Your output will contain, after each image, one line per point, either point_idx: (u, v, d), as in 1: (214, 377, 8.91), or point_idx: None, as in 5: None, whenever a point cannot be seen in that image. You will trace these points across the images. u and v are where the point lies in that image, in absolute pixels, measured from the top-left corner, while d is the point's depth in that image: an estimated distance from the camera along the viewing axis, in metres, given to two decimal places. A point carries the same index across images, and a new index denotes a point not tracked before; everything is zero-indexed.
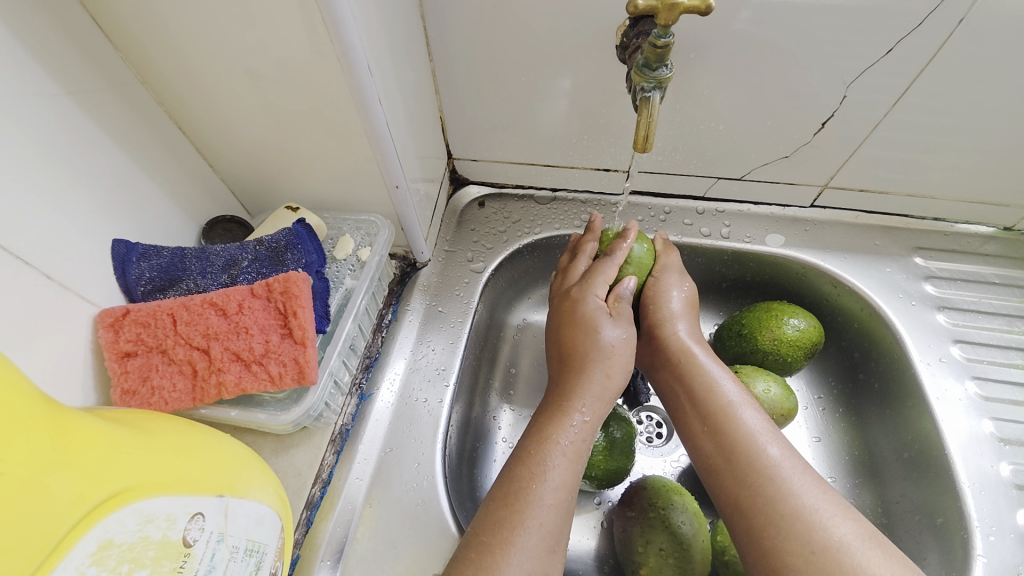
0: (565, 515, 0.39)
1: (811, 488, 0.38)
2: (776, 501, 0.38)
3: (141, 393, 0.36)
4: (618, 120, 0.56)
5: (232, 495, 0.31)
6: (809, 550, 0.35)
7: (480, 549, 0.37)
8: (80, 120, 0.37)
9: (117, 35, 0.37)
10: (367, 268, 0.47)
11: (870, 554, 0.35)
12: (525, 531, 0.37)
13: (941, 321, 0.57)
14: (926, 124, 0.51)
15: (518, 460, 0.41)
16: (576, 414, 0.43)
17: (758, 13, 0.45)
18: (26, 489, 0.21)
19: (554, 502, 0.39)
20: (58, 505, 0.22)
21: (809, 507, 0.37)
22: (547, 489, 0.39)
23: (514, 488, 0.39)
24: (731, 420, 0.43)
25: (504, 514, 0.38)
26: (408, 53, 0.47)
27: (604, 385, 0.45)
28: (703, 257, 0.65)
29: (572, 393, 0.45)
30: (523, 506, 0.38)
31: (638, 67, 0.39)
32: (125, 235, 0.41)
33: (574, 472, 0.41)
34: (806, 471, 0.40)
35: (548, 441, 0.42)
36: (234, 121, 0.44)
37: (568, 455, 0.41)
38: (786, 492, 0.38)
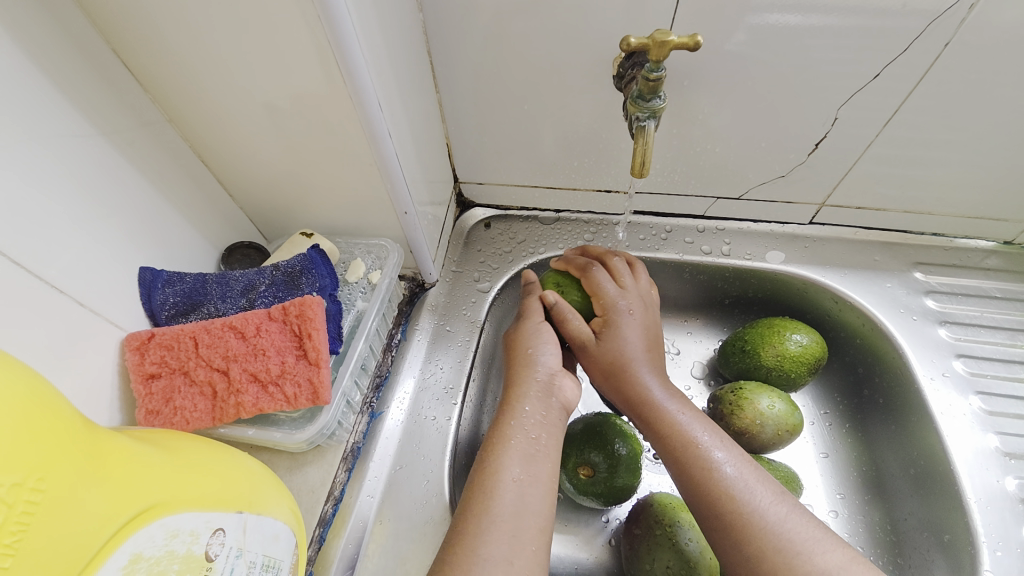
0: (531, 506, 0.40)
1: (761, 497, 0.40)
2: (730, 512, 0.40)
3: (164, 413, 0.38)
4: (618, 144, 0.58)
5: (250, 511, 0.32)
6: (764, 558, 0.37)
7: (443, 546, 0.38)
8: (112, 157, 0.39)
9: (147, 79, 0.40)
10: (378, 291, 0.49)
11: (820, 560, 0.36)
12: (485, 518, 0.38)
13: (943, 335, 0.58)
14: (918, 142, 0.53)
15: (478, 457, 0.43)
16: (526, 411, 0.45)
17: (748, 41, 0.47)
18: (67, 505, 0.23)
19: (516, 488, 0.40)
20: (94, 521, 0.23)
21: (761, 515, 0.39)
22: (505, 477, 0.40)
23: (475, 482, 0.41)
24: (682, 433, 0.44)
25: (464, 516, 0.39)
26: (416, 86, 0.50)
27: (543, 383, 0.47)
28: (705, 274, 0.66)
29: (522, 394, 0.46)
30: (485, 495, 0.39)
31: (633, 98, 0.41)
32: (151, 262, 0.43)
33: (534, 461, 0.42)
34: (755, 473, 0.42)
35: (503, 436, 0.43)
36: (253, 154, 0.46)
37: (524, 446, 0.43)
38: (738, 503, 0.40)
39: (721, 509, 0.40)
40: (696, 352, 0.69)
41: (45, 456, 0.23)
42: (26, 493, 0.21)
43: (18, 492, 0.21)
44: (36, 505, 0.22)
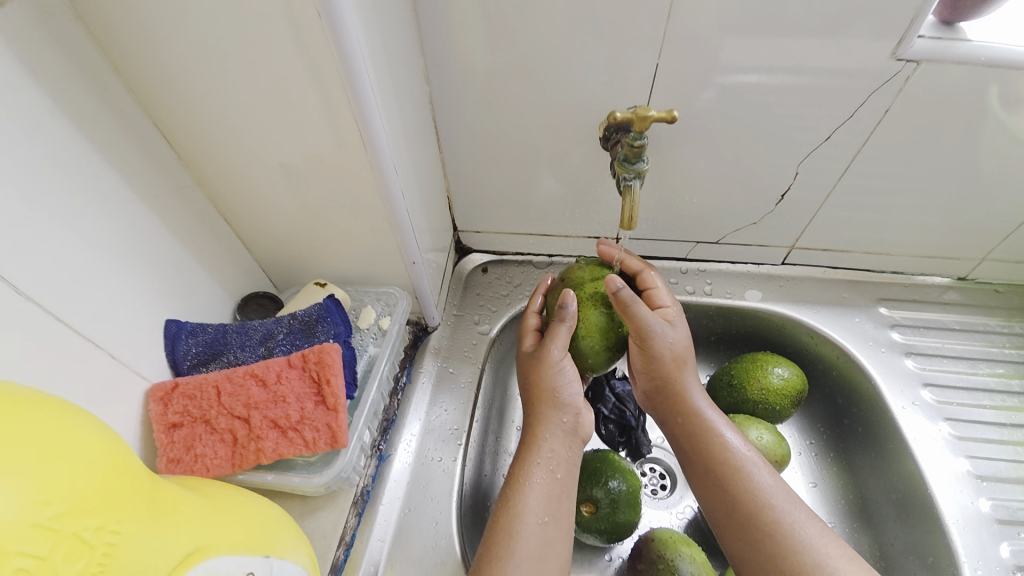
0: (548, 545, 0.43)
1: (816, 540, 0.42)
2: (783, 555, 0.42)
3: (185, 461, 0.39)
4: (605, 195, 0.64)
5: (274, 557, 0.34)
6: None
7: None
8: (148, 220, 0.43)
9: (183, 149, 0.44)
10: (388, 336, 0.51)
11: None
12: (507, 563, 0.41)
13: (910, 366, 0.63)
14: (870, 191, 0.60)
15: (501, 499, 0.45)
16: (542, 449, 0.47)
17: (716, 108, 0.54)
18: (133, 549, 0.25)
19: (534, 531, 0.43)
20: (153, 563, 0.25)
21: (814, 559, 0.41)
22: (524, 521, 0.43)
23: (499, 526, 0.44)
24: (742, 474, 0.46)
25: (494, 554, 0.42)
26: (423, 148, 0.55)
27: (564, 420, 0.48)
28: (690, 313, 0.71)
29: (539, 430, 0.48)
30: (506, 539, 0.42)
31: (620, 161, 0.46)
32: (176, 315, 0.46)
33: (550, 500, 0.45)
34: (809, 518, 0.44)
35: (522, 479, 0.46)
36: (273, 212, 0.50)
37: (540, 486, 0.45)
38: (792, 546, 0.42)
39: (769, 550, 0.42)
40: None
41: (119, 501, 0.25)
42: (106, 535, 0.23)
43: (100, 534, 0.23)
44: (112, 545, 0.24)
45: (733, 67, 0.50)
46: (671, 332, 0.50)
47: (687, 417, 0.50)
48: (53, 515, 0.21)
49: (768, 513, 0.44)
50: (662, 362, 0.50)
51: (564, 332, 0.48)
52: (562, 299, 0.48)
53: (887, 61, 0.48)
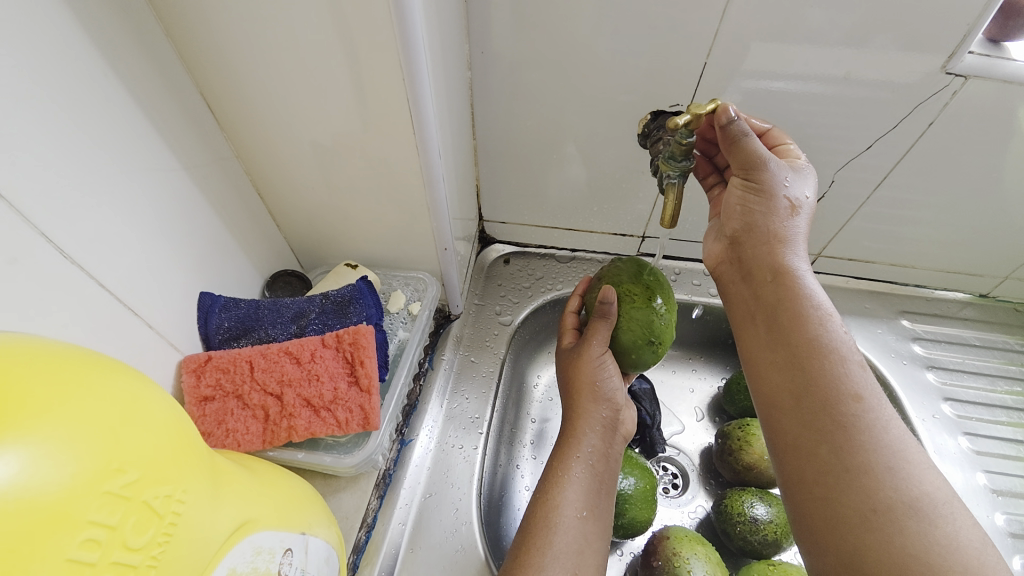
0: (587, 537, 0.43)
1: (900, 442, 0.35)
2: (854, 452, 0.35)
3: (216, 435, 0.39)
4: (636, 193, 0.64)
5: (309, 534, 0.34)
6: (870, 507, 0.33)
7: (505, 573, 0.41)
8: (190, 190, 0.42)
9: (226, 120, 0.44)
10: (418, 321, 0.51)
11: (952, 519, 0.32)
12: (544, 555, 0.41)
13: (930, 379, 0.63)
14: (904, 204, 0.59)
15: (540, 491, 0.46)
16: (583, 445, 0.47)
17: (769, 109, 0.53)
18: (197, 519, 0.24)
19: (572, 524, 0.43)
20: (209, 536, 0.24)
21: (892, 461, 0.34)
22: (562, 512, 0.43)
23: (532, 521, 0.44)
24: (823, 359, 0.38)
25: (528, 543, 0.42)
26: (461, 135, 0.54)
27: (604, 414, 0.49)
28: (710, 314, 0.71)
29: (580, 426, 0.49)
30: (543, 531, 0.43)
31: (665, 158, 0.45)
32: (209, 288, 0.45)
33: (590, 493, 0.45)
34: (897, 419, 0.36)
35: (561, 472, 0.46)
36: (309, 190, 0.50)
37: (579, 480, 0.45)
38: (867, 445, 0.35)
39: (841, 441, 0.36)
40: (701, 388, 0.73)
41: (183, 470, 0.24)
42: (173, 504, 0.23)
43: (167, 503, 0.22)
44: (177, 515, 0.23)
45: (779, 73, 0.50)
46: (791, 176, 0.44)
47: (776, 275, 0.43)
48: (126, 484, 0.21)
49: (850, 404, 0.36)
50: (768, 201, 0.44)
51: (605, 331, 0.49)
52: (601, 296, 0.49)
53: (936, 75, 0.48)
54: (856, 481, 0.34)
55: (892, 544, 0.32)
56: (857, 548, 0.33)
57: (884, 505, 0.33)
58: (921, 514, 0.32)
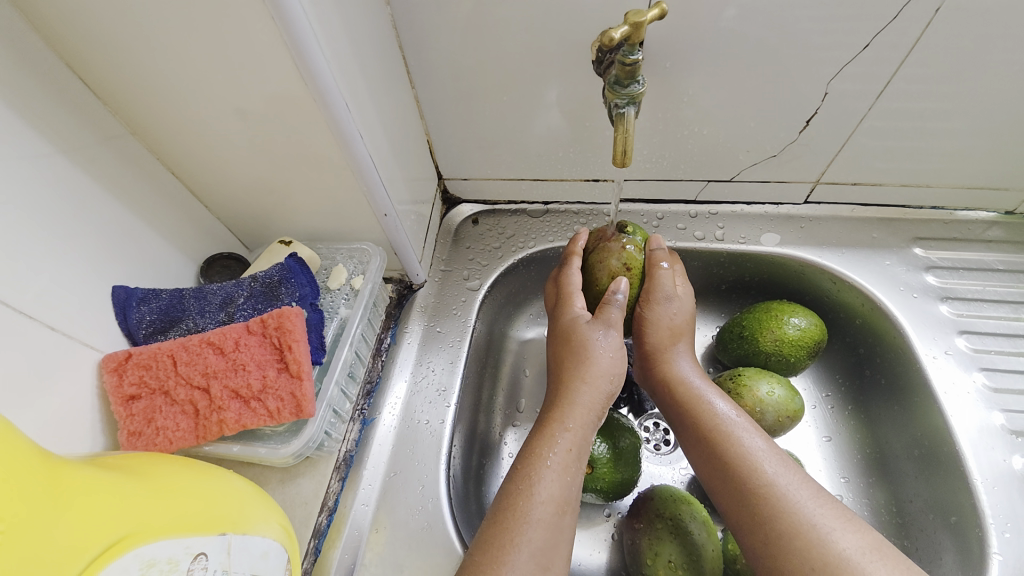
0: (559, 533, 0.38)
1: (809, 501, 0.36)
2: (783, 528, 0.35)
3: (146, 434, 0.37)
4: (602, 131, 0.57)
5: (234, 532, 0.32)
6: (809, 566, 0.33)
7: (472, 568, 0.36)
8: (75, 175, 0.38)
9: (104, 91, 0.39)
10: (361, 296, 0.49)
11: (872, 566, 0.32)
12: (515, 549, 0.36)
13: (944, 312, 0.56)
14: (912, 113, 0.51)
15: (508, 479, 0.41)
16: (562, 427, 0.42)
17: (743, 12, 0.45)
18: (30, 546, 0.22)
19: (545, 517, 0.38)
20: (59, 560, 0.23)
21: (807, 520, 0.35)
22: (538, 504, 0.38)
23: (503, 506, 0.39)
24: (731, 440, 0.41)
25: (493, 533, 0.37)
26: (389, 83, 0.48)
27: (588, 393, 0.44)
28: (699, 260, 0.65)
29: (561, 406, 0.44)
30: (516, 524, 0.37)
31: (609, 84, 0.39)
32: (125, 281, 0.42)
33: (566, 484, 0.40)
34: (803, 481, 0.37)
35: (537, 458, 0.41)
36: (226, 163, 0.45)
37: (556, 468, 0.40)
38: (785, 508, 0.36)
39: (774, 542, 0.35)
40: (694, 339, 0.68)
41: (5, 499, 0.23)
42: None
43: None
44: None
45: None
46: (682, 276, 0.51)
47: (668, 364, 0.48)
48: None
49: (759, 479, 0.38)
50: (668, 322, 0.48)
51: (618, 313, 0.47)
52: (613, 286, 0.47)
53: None
54: (786, 559, 0.34)
55: (795, 560, 0.34)
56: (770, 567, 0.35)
57: (787, 530, 0.35)
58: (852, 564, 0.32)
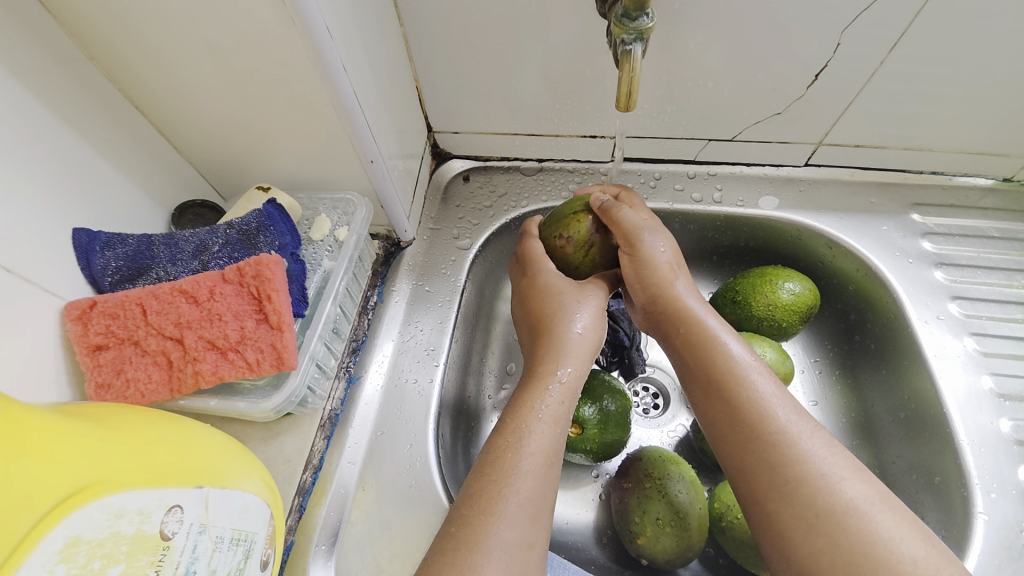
0: (548, 485, 0.37)
1: (820, 450, 0.35)
2: (792, 478, 0.35)
3: (115, 386, 0.35)
4: (602, 82, 0.53)
5: (212, 485, 0.30)
6: (814, 513, 0.33)
7: (461, 522, 0.34)
8: (28, 104, 0.34)
9: (59, 10, 0.35)
10: (345, 249, 0.46)
11: (880, 517, 0.33)
12: (504, 500, 0.35)
13: (938, 278, 0.56)
14: (922, 74, 0.49)
15: (496, 432, 0.39)
16: (555, 377, 0.41)
17: None
18: None
19: (534, 468, 0.37)
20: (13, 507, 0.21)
21: (816, 469, 0.35)
22: (527, 456, 0.37)
23: (495, 459, 0.37)
24: (741, 384, 0.39)
25: (484, 485, 0.36)
26: (374, 16, 0.44)
27: (580, 344, 0.44)
28: (695, 223, 0.63)
29: (553, 357, 0.42)
30: (504, 475, 0.36)
31: (616, 17, 0.37)
32: (88, 225, 0.39)
33: (556, 437, 0.39)
34: (815, 429, 0.37)
35: (526, 410, 0.40)
36: (195, 100, 0.41)
37: (548, 420, 0.39)
38: (796, 455, 0.35)
39: (780, 487, 0.35)
40: None
41: None
42: None
43: None
44: None
45: None
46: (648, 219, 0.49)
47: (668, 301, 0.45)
48: None
49: (771, 426, 0.37)
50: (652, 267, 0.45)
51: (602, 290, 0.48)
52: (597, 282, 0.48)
53: None
54: (791, 502, 0.34)
55: (799, 503, 0.34)
56: (772, 514, 0.35)
57: (795, 476, 0.35)
58: (859, 513, 0.33)
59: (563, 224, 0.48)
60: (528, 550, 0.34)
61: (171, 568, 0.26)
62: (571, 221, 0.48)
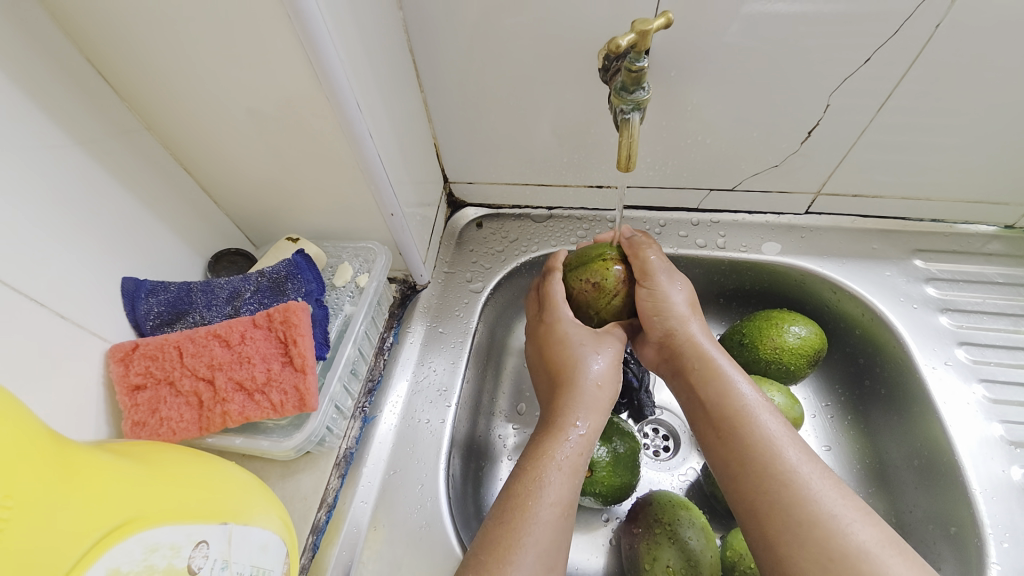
0: (563, 536, 0.38)
1: (829, 492, 0.36)
2: (804, 520, 0.35)
3: (150, 424, 0.37)
4: (607, 137, 0.57)
5: (235, 522, 0.32)
6: (826, 556, 0.33)
7: (478, 568, 0.35)
8: (91, 167, 0.39)
9: (123, 87, 0.40)
10: (365, 294, 0.49)
11: (890, 562, 0.32)
12: (522, 550, 0.36)
13: (944, 323, 0.57)
14: (911, 128, 0.52)
15: (516, 479, 0.40)
16: (573, 428, 0.42)
17: (751, 25, 0.46)
18: (32, 526, 0.22)
19: (551, 518, 0.38)
20: (64, 540, 0.23)
21: (826, 511, 0.35)
22: (545, 505, 0.38)
23: (515, 505, 0.38)
24: (750, 422, 0.40)
25: (503, 533, 0.37)
26: (398, 85, 0.49)
27: (597, 395, 0.45)
28: (700, 268, 0.65)
29: (569, 407, 0.44)
30: (523, 525, 0.37)
31: (616, 90, 0.40)
32: (134, 273, 0.43)
33: (572, 486, 0.40)
34: (823, 471, 0.37)
35: (547, 459, 0.41)
36: (235, 160, 0.46)
37: (566, 470, 0.40)
38: (802, 496, 0.36)
39: (791, 528, 0.35)
40: None
41: (16, 476, 0.23)
42: None
43: None
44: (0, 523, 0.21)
45: None
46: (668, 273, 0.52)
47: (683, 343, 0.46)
48: None
49: (782, 465, 0.38)
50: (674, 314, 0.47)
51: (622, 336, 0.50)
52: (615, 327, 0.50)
53: None
54: (804, 547, 0.34)
55: (812, 548, 0.34)
56: (785, 557, 0.35)
57: (807, 517, 0.35)
58: (872, 558, 0.33)
59: (590, 268, 0.50)
60: None
61: None
62: (597, 266, 0.50)
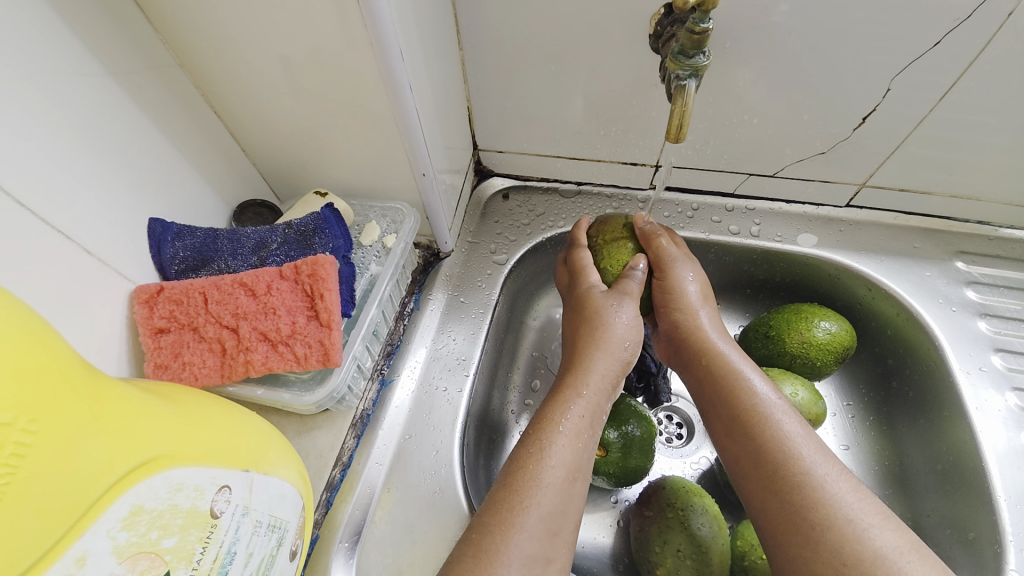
0: (568, 501, 0.37)
1: (847, 495, 0.35)
2: (819, 522, 0.34)
3: (172, 368, 0.37)
4: (649, 112, 0.55)
5: (256, 470, 0.31)
6: (840, 560, 0.32)
7: (481, 530, 0.35)
8: (122, 101, 0.38)
9: (158, 18, 0.38)
10: (392, 255, 0.48)
11: (910, 568, 0.31)
12: (524, 512, 0.35)
13: (981, 328, 0.55)
14: (973, 123, 0.49)
15: (520, 443, 0.40)
16: (577, 394, 0.42)
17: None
18: (56, 455, 0.22)
19: (555, 482, 0.37)
20: (90, 471, 0.23)
21: (842, 515, 0.34)
22: (548, 469, 0.37)
23: (516, 470, 0.38)
24: (766, 420, 0.39)
25: (504, 495, 0.36)
26: (438, 39, 0.46)
27: (609, 363, 0.44)
28: (730, 256, 0.63)
29: (575, 374, 0.43)
30: (524, 487, 0.36)
31: (673, 54, 0.38)
32: (160, 215, 0.42)
33: (578, 452, 0.39)
34: (842, 473, 0.36)
35: (549, 424, 0.40)
36: (267, 107, 0.44)
37: (569, 434, 0.39)
38: (818, 497, 0.35)
39: (805, 531, 0.34)
40: None
41: (44, 402, 0.22)
42: (14, 434, 0.20)
43: (7, 432, 0.20)
44: (26, 448, 0.21)
45: None
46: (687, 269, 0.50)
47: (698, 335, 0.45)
48: None
49: (798, 466, 0.36)
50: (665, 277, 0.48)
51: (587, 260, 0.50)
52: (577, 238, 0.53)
53: None
54: (818, 549, 0.33)
55: (826, 551, 0.33)
56: (799, 557, 0.34)
57: (822, 519, 0.34)
58: (887, 563, 0.31)
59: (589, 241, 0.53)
60: (545, 566, 0.34)
61: (216, 547, 0.27)
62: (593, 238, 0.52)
